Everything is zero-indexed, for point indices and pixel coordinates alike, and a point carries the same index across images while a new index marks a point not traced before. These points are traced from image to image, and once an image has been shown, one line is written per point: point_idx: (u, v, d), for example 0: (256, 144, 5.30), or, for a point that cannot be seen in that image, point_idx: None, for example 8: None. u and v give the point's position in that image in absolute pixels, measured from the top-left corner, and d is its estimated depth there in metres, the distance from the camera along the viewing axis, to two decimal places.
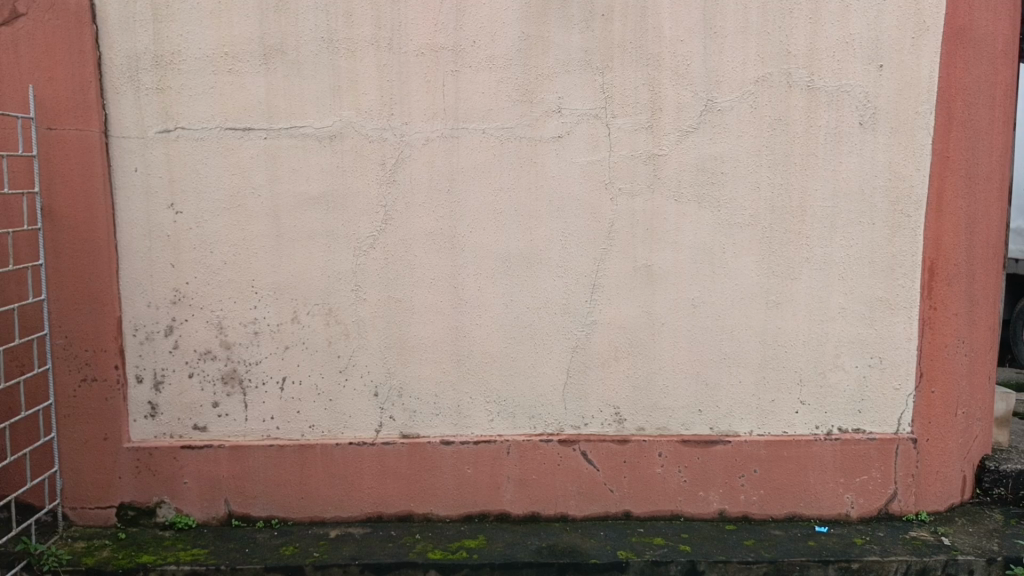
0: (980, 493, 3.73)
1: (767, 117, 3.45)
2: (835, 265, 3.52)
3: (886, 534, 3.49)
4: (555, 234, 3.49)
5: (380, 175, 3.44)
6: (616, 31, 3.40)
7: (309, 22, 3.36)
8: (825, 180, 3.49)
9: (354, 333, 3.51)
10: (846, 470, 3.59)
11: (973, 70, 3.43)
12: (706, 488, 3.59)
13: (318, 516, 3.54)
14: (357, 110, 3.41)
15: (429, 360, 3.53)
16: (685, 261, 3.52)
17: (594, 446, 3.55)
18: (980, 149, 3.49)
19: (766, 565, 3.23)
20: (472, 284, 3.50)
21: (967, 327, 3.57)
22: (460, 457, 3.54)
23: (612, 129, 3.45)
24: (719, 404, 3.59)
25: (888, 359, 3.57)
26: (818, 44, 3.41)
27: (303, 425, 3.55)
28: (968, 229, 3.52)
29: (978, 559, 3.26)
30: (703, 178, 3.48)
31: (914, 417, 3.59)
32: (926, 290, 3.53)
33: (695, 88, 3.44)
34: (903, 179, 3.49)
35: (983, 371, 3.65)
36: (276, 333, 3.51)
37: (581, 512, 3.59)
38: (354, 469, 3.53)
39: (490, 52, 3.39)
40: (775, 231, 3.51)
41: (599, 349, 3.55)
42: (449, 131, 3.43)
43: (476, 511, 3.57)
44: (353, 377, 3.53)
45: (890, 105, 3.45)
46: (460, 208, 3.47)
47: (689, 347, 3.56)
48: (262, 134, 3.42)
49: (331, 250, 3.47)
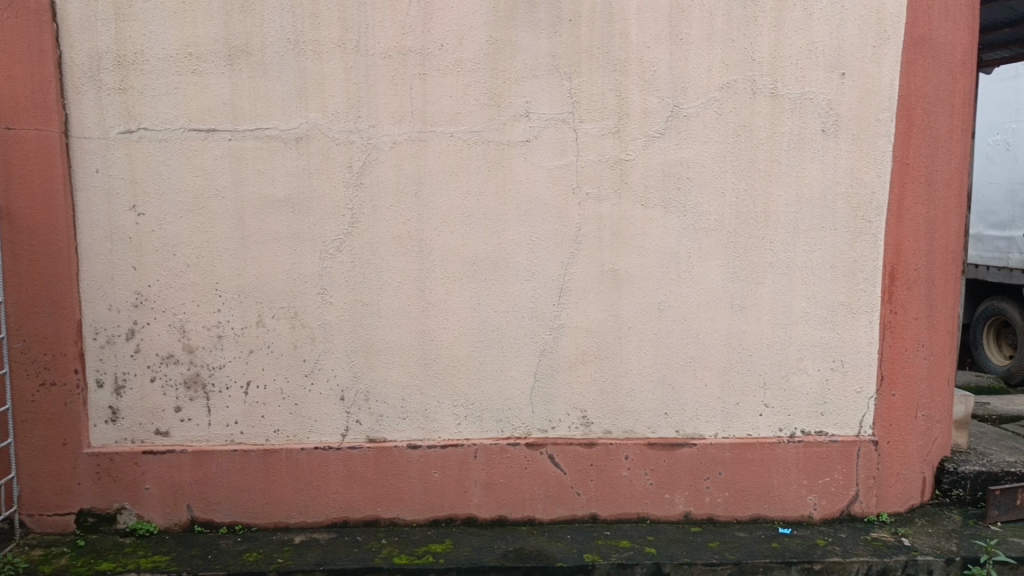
0: (940, 495, 3.79)
1: (731, 124, 3.49)
2: (798, 270, 3.57)
3: (848, 535, 3.53)
4: (522, 238, 3.50)
5: (347, 177, 3.42)
6: (582, 36, 3.41)
7: (274, 23, 3.33)
8: (788, 186, 3.53)
9: (320, 337, 3.48)
10: (809, 472, 3.63)
11: (932, 78, 3.50)
12: (671, 491, 3.61)
13: (282, 522, 3.51)
14: (323, 113, 3.39)
15: (396, 363, 3.51)
16: (651, 266, 3.55)
17: (560, 450, 3.56)
18: (940, 156, 3.56)
19: (730, 567, 3.25)
20: (439, 288, 3.49)
21: (927, 331, 3.64)
22: (427, 461, 3.53)
23: (580, 134, 3.47)
24: (684, 407, 3.61)
25: (850, 363, 3.63)
26: (781, 52, 3.46)
27: (267, 429, 3.51)
28: (928, 235, 3.58)
29: (937, 560, 3.31)
30: (669, 183, 3.51)
31: (875, 420, 3.64)
32: (887, 295, 3.59)
33: (661, 93, 3.47)
34: (864, 185, 3.54)
35: (943, 374, 3.71)
36: (240, 337, 3.47)
37: (547, 516, 3.59)
38: (320, 474, 3.50)
39: (458, 55, 3.39)
40: (739, 236, 3.55)
41: (566, 353, 3.56)
42: (416, 134, 3.43)
43: (442, 515, 3.55)
44: (319, 381, 3.50)
45: (851, 112, 3.50)
46: (426, 211, 3.46)
47: (655, 352, 3.58)
48: (225, 135, 3.38)
49: (297, 253, 3.44)
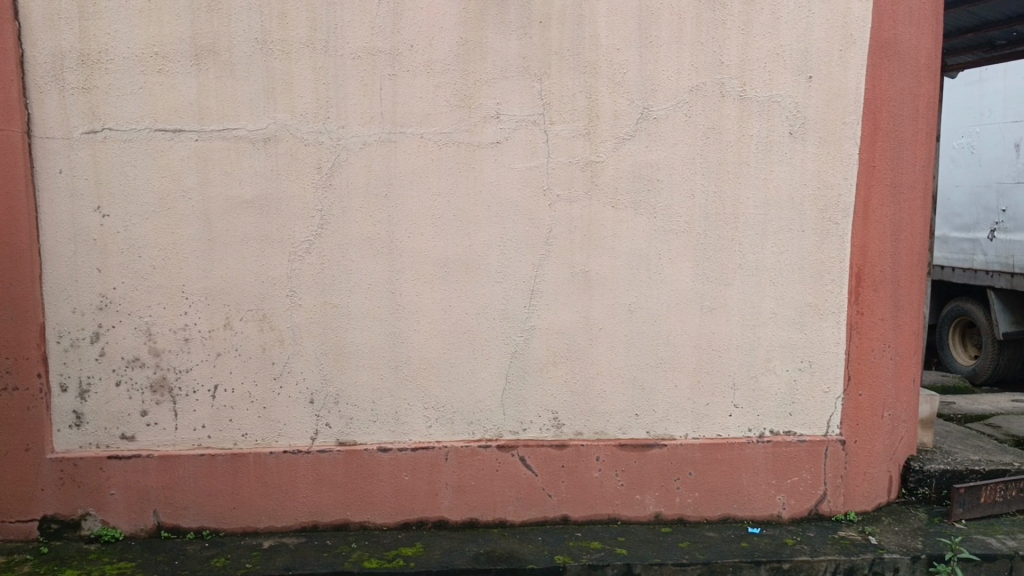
0: (906, 493, 3.84)
1: (700, 126, 3.51)
2: (766, 271, 3.60)
3: (816, 534, 3.56)
4: (493, 239, 3.49)
5: (316, 179, 3.40)
6: (552, 38, 3.42)
7: (242, 23, 3.30)
8: (757, 189, 3.56)
9: (289, 340, 3.45)
10: (777, 472, 3.66)
11: (897, 82, 3.56)
12: (642, 492, 3.62)
13: (250, 527, 3.47)
14: (291, 113, 3.37)
15: (366, 366, 3.49)
16: (622, 267, 3.56)
17: (531, 452, 3.56)
18: (904, 159, 3.61)
19: (700, 567, 3.26)
20: (410, 290, 3.48)
21: (893, 332, 3.69)
22: (397, 464, 3.51)
23: (551, 136, 3.47)
24: (655, 408, 3.63)
25: (817, 363, 3.67)
26: (749, 55, 3.49)
27: (235, 433, 3.47)
28: (893, 237, 3.63)
29: (903, 558, 3.35)
30: (639, 185, 3.52)
31: (842, 420, 3.68)
32: (853, 296, 3.63)
33: (631, 96, 3.48)
34: (831, 188, 3.58)
35: (908, 375, 3.76)
36: (207, 340, 3.43)
37: (519, 517, 3.58)
38: (289, 479, 3.47)
39: (428, 57, 3.38)
40: (708, 238, 3.57)
41: (537, 355, 3.56)
42: (386, 135, 3.41)
43: (413, 518, 3.53)
44: (288, 384, 3.47)
45: (817, 115, 3.54)
46: (397, 213, 3.44)
47: (626, 353, 3.59)
48: (192, 136, 3.34)
49: (265, 255, 3.41)
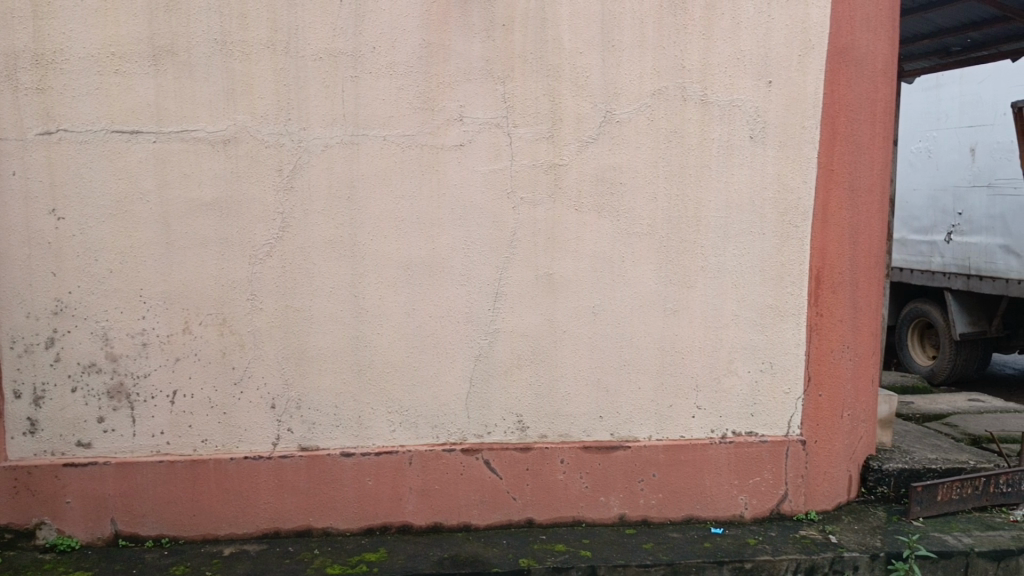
0: (865, 492, 3.89)
1: (663, 130, 3.54)
2: (728, 274, 3.64)
3: (777, 534, 3.60)
4: (456, 242, 3.48)
5: (277, 181, 3.36)
6: (515, 41, 3.42)
7: (201, 24, 3.26)
8: (718, 192, 3.60)
9: (249, 345, 3.41)
10: (739, 472, 3.69)
11: (855, 87, 3.63)
12: (606, 494, 3.63)
13: (210, 534, 3.42)
14: (252, 115, 3.33)
15: (329, 371, 3.46)
16: (585, 270, 3.57)
17: (496, 455, 3.55)
18: (862, 163, 3.67)
19: (663, 568, 3.28)
20: (373, 293, 3.45)
21: (852, 333, 3.74)
22: (361, 469, 3.48)
23: (514, 139, 3.47)
24: (619, 410, 3.64)
25: (778, 364, 3.71)
26: (710, 60, 3.53)
27: (195, 439, 3.42)
28: (852, 240, 3.69)
29: (862, 556, 3.39)
30: (603, 188, 3.54)
31: (803, 420, 3.73)
32: (813, 297, 3.68)
33: (594, 99, 3.50)
34: (790, 191, 3.63)
35: (867, 375, 3.82)
36: (166, 345, 3.38)
37: (483, 521, 3.57)
38: (250, 485, 3.42)
39: (391, 59, 3.37)
40: (671, 240, 3.60)
41: (501, 357, 3.55)
42: (349, 137, 3.39)
43: (376, 523, 3.50)
44: (249, 389, 3.43)
45: (777, 120, 3.59)
46: (359, 215, 3.42)
47: (590, 355, 3.60)
48: (150, 137, 3.29)
49: (225, 258, 3.36)
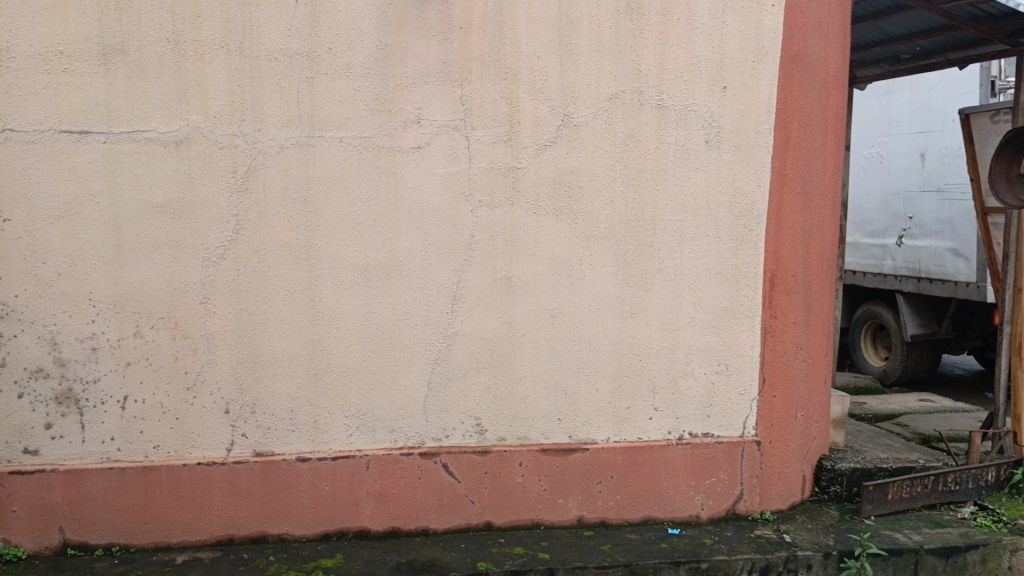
0: (819, 491, 3.96)
1: (619, 133, 3.57)
2: (684, 276, 3.68)
3: (733, 534, 3.63)
4: (414, 245, 3.46)
5: (231, 183, 3.32)
6: (473, 44, 3.42)
7: (152, 22, 3.20)
8: (674, 196, 3.63)
9: (202, 349, 3.35)
10: (696, 473, 3.73)
11: (807, 93, 3.69)
12: (564, 496, 3.64)
13: (162, 542, 3.36)
14: (205, 116, 3.28)
15: (284, 375, 3.41)
16: (543, 273, 3.57)
17: (454, 458, 3.54)
18: (814, 167, 3.74)
19: (621, 569, 3.29)
20: (329, 296, 3.42)
21: (805, 334, 3.80)
22: (317, 474, 3.44)
23: (471, 142, 3.47)
24: (577, 412, 3.65)
25: (733, 366, 3.76)
26: (666, 65, 3.57)
27: (147, 445, 3.35)
28: (805, 243, 3.75)
29: (816, 554, 3.45)
30: (560, 192, 3.55)
31: (758, 420, 3.78)
32: (767, 300, 3.74)
33: (552, 103, 3.51)
34: (745, 195, 3.68)
35: (820, 376, 3.88)
36: (116, 349, 3.31)
37: (441, 525, 3.55)
38: (203, 491, 3.37)
39: (347, 60, 3.35)
40: (628, 243, 3.62)
41: (459, 361, 3.54)
42: (304, 139, 3.35)
43: (333, 529, 3.47)
44: (202, 394, 3.37)
45: (732, 125, 3.64)
46: (316, 217, 3.38)
47: (549, 358, 3.61)
48: (100, 137, 3.22)
49: (178, 260, 3.31)
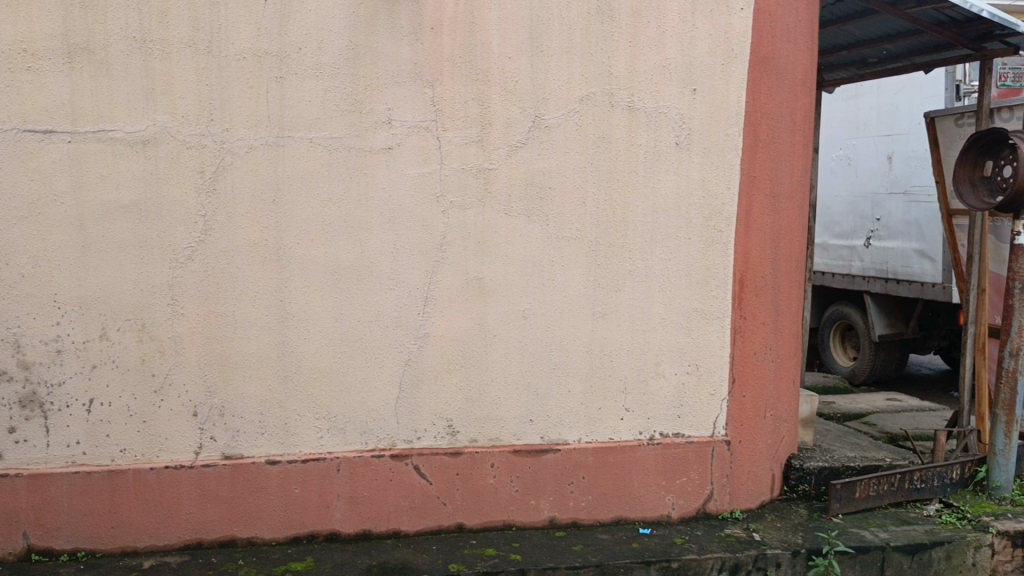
0: (788, 490, 4.00)
1: (591, 135, 3.58)
2: (655, 277, 3.70)
3: (703, 533, 3.66)
4: (385, 246, 3.45)
5: (198, 183, 3.28)
6: (444, 45, 3.42)
7: (119, 20, 3.16)
8: (645, 197, 3.65)
9: (170, 351, 3.32)
10: (667, 473, 3.75)
11: (776, 96, 3.73)
12: (536, 497, 3.64)
13: (129, 546, 3.31)
14: (172, 116, 3.24)
15: (253, 377, 3.38)
16: (515, 274, 3.58)
17: (425, 460, 3.53)
18: (783, 169, 3.78)
19: (592, 569, 3.30)
20: (299, 297, 3.39)
21: (774, 335, 3.84)
22: (287, 477, 3.41)
23: (443, 143, 3.47)
24: (549, 413, 3.66)
25: (703, 366, 3.78)
26: (637, 67, 3.59)
27: (113, 449, 3.31)
28: (773, 244, 3.79)
29: (784, 552, 3.49)
30: (532, 193, 3.55)
31: (728, 420, 3.81)
32: (736, 300, 3.77)
33: (523, 104, 3.51)
34: (715, 197, 3.71)
35: (789, 376, 3.92)
36: (81, 351, 3.26)
37: (413, 527, 3.54)
38: (171, 495, 3.33)
39: (317, 60, 3.33)
40: (599, 244, 3.64)
41: (431, 362, 3.53)
42: (274, 139, 3.33)
43: (303, 532, 3.44)
44: (169, 397, 3.33)
45: (701, 127, 3.67)
46: (285, 218, 3.36)
47: (520, 358, 3.61)
48: (65, 136, 3.17)
49: (144, 261, 3.27)
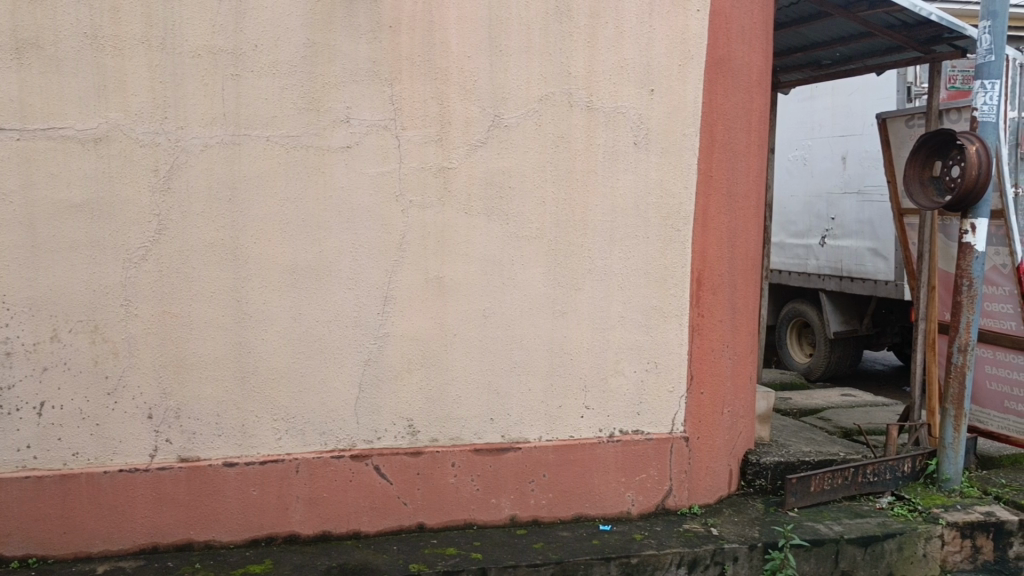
0: (745, 485, 4.06)
1: (550, 135, 3.60)
2: (614, 276, 3.73)
3: (663, 528, 3.70)
4: (344, 245, 3.43)
5: (153, 182, 3.23)
6: (402, 44, 3.41)
7: (69, 15, 3.10)
8: (604, 197, 3.68)
9: (123, 353, 3.26)
10: (626, 469, 3.78)
11: (732, 97, 3.79)
12: (497, 496, 3.64)
13: (82, 552, 3.25)
14: (125, 113, 3.19)
15: (210, 378, 3.34)
16: (474, 273, 3.58)
17: (386, 460, 3.52)
18: (739, 169, 3.83)
19: (553, 566, 3.32)
20: (257, 297, 3.36)
21: (730, 332, 3.90)
22: (245, 478, 3.38)
23: (402, 141, 3.46)
24: (509, 412, 3.67)
25: (662, 363, 3.83)
26: (595, 67, 3.61)
27: (65, 453, 3.24)
28: (730, 243, 3.84)
29: (741, 547, 3.54)
30: (491, 192, 3.56)
31: (686, 417, 3.85)
32: (694, 299, 3.81)
33: (482, 103, 3.52)
34: (673, 196, 3.75)
35: (746, 373, 3.98)
36: (32, 353, 3.19)
37: (373, 528, 3.52)
38: (126, 499, 3.27)
39: (273, 57, 3.29)
40: (559, 244, 3.66)
41: (391, 361, 3.52)
42: (229, 137, 3.29)
43: (262, 534, 3.41)
44: (123, 400, 3.28)
45: (659, 127, 3.71)
46: (242, 217, 3.32)
47: (480, 357, 3.61)
48: (13, 134, 3.11)
49: (97, 262, 3.21)
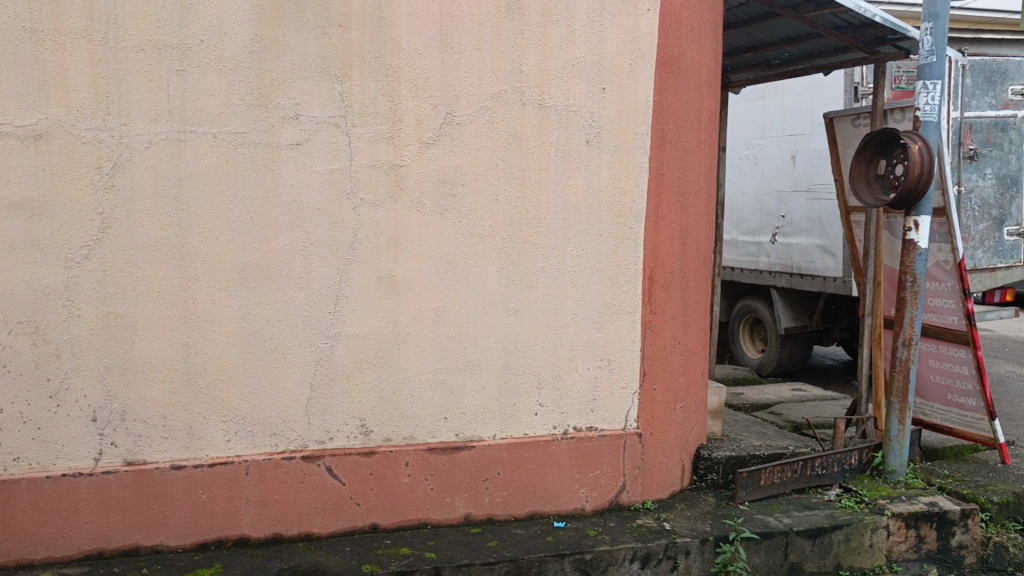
0: (697, 480, 4.10)
1: (502, 133, 3.59)
2: (567, 273, 3.74)
3: (616, 524, 3.72)
4: (294, 244, 3.39)
5: (96, 179, 3.16)
6: (352, 40, 3.38)
7: (6, 9, 3.01)
8: (556, 195, 3.69)
9: (66, 354, 3.18)
10: (580, 466, 3.80)
11: (682, 96, 3.82)
12: (451, 495, 3.63)
13: (25, 559, 3.17)
14: (65, 109, 3.11)
15: (156, 380, 3.28)
16: (427, 271, 3.56)
17: (338, 461, 3.48)
18: (690, 167, 3.87)
19: (507, 564, 3.32)
20: (204, 297, 3.30)
21: (682, 329, 3.93)
22: (193, 481, 3.31)
23: (352, 138, 3.42)
24: (463, 411, 3.66)
25: (615, 360, 3.85)
26: (547, 65, 3.62)
27: (6, 458, 3.15)
28: (682, 240, 3.87)
29: (693, 541, 3.58)
30: (444, 190, 3.55)
31: (639, 413, 3.88)
32: (646, 296, 3.84)
33: (434, 101, 3.50)
34: (624, 194, 3.78)
35: (697, 369, 4.02)
36: None
37: (325, 529, 3.48)
38: (70, 504, 3.19)
39: (220, 53, 3.24)
40: (512, 242, 3.66)
41: (343, 361, 3.49)
42: (175, 134, 3.23)
43: (210, 538, 3.35)
44: (66, 402, 3.19)
45: (611, 125, 3.73)
46: (188, 215, 3.26)
47: (433, 356, 3.60)
48: None
49: (37, 262, 3.13)
